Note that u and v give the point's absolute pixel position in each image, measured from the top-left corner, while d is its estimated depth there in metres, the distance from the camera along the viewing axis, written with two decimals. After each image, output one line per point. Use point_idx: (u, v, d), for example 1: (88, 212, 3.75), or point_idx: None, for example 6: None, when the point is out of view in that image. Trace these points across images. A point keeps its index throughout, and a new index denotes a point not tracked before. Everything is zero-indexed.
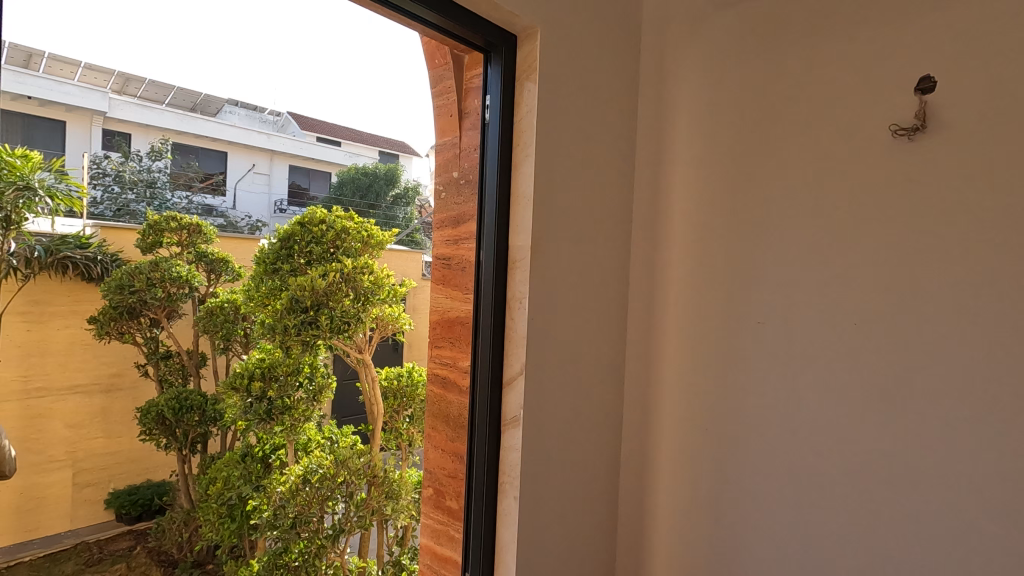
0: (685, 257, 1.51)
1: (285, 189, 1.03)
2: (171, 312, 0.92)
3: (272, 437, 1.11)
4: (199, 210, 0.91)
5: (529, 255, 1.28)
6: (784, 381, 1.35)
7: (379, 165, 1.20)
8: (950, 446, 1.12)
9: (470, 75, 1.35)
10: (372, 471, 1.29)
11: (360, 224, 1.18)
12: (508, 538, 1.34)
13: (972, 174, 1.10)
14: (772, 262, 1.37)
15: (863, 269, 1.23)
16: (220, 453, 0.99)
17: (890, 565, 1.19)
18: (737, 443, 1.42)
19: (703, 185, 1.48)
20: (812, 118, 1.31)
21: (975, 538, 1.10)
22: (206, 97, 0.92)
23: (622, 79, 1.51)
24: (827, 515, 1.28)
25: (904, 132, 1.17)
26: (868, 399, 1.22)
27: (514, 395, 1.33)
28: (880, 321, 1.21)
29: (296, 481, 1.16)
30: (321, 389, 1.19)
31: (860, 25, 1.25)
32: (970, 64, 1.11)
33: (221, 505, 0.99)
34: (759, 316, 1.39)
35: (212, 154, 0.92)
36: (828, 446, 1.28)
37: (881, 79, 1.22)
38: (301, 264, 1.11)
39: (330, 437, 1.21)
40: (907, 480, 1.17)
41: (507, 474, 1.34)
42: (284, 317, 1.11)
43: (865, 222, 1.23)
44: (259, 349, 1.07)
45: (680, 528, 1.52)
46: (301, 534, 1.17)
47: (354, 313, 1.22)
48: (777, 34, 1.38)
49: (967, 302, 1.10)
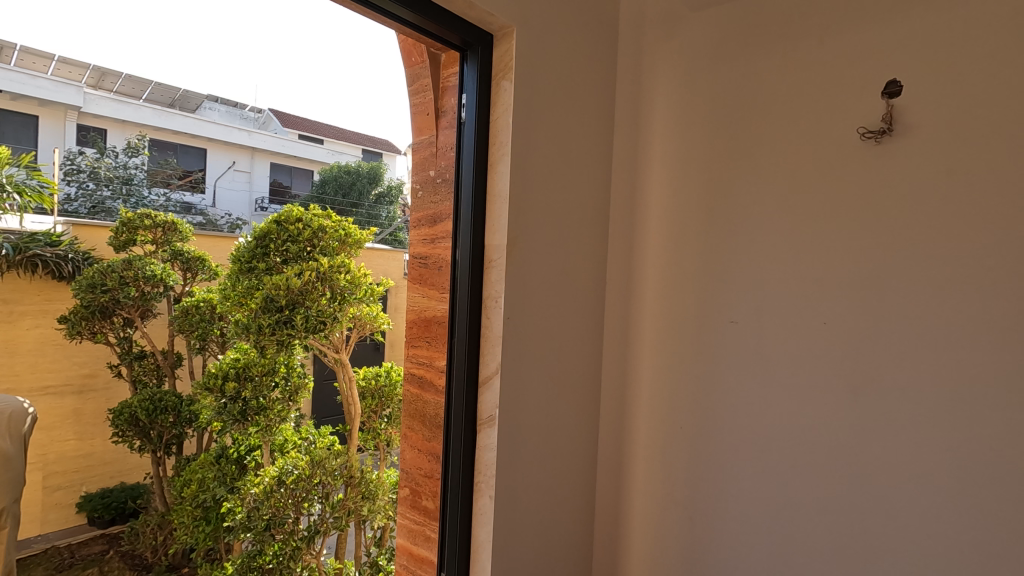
0: (660, 258, 1.55)
1: (267, 187, 1.01)
2: (145, 312, 0.92)
3: (247, 438, 1.18)
4: (177, 207, 0.90)
5: (505, 255, 1.26)
6: (756, 378, 1.39)
7: (362, 164, 1.20)
8: (915, 437, 1.17)
9: (447, 74, 1.32)
10: (349, 471, 1.35)
11: (337, 223, 1.22)
12: (482, 540, 1.29)
13: (935, 178, 1.16)
14: (744, 262, 1.41)
15: (833, 269, 1.28)
16: (195, 454, 1.00)
17: (858, 554, 1.24)
18: (709, 440, 1.46)
19: (676, 187, 1.52)
20: (784, 122, 1.36)
21: (938, 526, 1.15)
22: (185, 93, 0.90)
23: (599, 81, 1.54)
24: (796, 508, 1.32)
25: (872, 135, 1.22)
26: (837, 394, 1.27)
27: (490, 394, 1.29)
28: (847, 318, 1.26)
29: (271, 482, 1.20)
30: (298, 389, 1.27)
31: (829, 31, 1.30)
32: (932, 72, 1.17)
33: (195, 508, 0.99)
34: (731, 315, 1.43)
35: (192, 151, 0.90)
36: (798, 441, 1.32)
37: (849, 85, 1.27)
38: (277, 263, 1.19)
39: (307, 437, 1.29)
40: (874, 471, 1.22)
41: (481, 474, 1.30)
42: (259, 317, 1.18)
43: (834, 223, 1.28)
44: (236, 349, 1.13)
45: (654, 525, 1.55)
46: (276, 536, 1.20)
47: (329, 313, 1.30)
48: (750, 39, 1.42)
49: (932, 298, 1.16)
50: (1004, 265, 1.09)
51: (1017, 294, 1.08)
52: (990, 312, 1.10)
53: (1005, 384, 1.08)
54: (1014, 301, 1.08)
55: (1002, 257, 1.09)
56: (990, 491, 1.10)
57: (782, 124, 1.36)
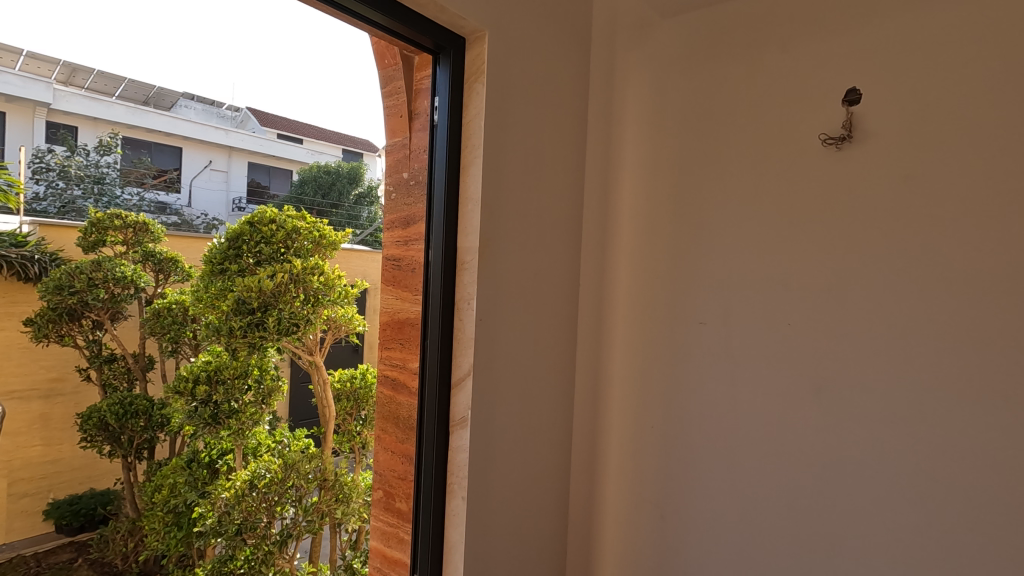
0: (632, 260, 1.59)
1: (244, 187, 1.01)
2: (115, 313, 0.87)
3: (219, 442, 1.11)
4: (151, 207, 0.88)
5: (478, 257, 1.28)
6: (725, 376, 1.43)
7: (341, 163, 1.19)
8: (873, 431, 1.23)
9: (420, 77, 1.33)
10: (323, 475, 1.30)
11: (312, 224, 1.17)
12: (454, 542, 1.30)
13: (892, 183, 1.21)
14: (712, 264, 1.45)
15: (797, 271, 1.33)
16: (167, 459, 0.96)
17: (820, 546, 1.29)
18: (680, 438, 1.50)
19: (648, 190, 1.56)
20: (750, 128, 1.41)
21: (893, 518, 1.21)
22: (160, 90, 0.89)
23: (573, 85, 1.57)
24: (762, 504, 1.37)
25: (833, 141, 1.28)
26: (801, 391, 1.32)
27: (463, 396, 1.30)
28: (810, 318, 1.31)
29: (242, 486, 1.15)
30: (270, 393, 1.20)
31: (793, 42, 1.36)
32: (888, 81, 1.23)
33: (167, 513, 0.96)
34: (701, 316, 1.47)
35: (166, 149, 0.89)
36: (764, 438, 1.37)
37: (811, 92, 1.33)
38: (249, 264, 1.14)
39: (281, 440, 1.23)
40: (835, 465, 1.27)
41: (454, 476, 1.31)
42: (231, 318, 1.12)
43: (798, 226, 1.33)
44: (207, 352, 1.07)
45: (627, 525, 1.59)
46: (247, 540, 1.14)
47: (303, 314, 1.25)
48: (718, 47, 1.46)
49: (889, 298, 1.21)
50: (955, 266, 1.14)
51: (968, 293, 1.13)
52: (943, 311, 1.16)
53: (958, 378, 1.14)
54: (964, 300, 1.14)
55: (953, 259, 1.15)
56: (942, 483, 1.16)
57: (748, 130, 1.41)
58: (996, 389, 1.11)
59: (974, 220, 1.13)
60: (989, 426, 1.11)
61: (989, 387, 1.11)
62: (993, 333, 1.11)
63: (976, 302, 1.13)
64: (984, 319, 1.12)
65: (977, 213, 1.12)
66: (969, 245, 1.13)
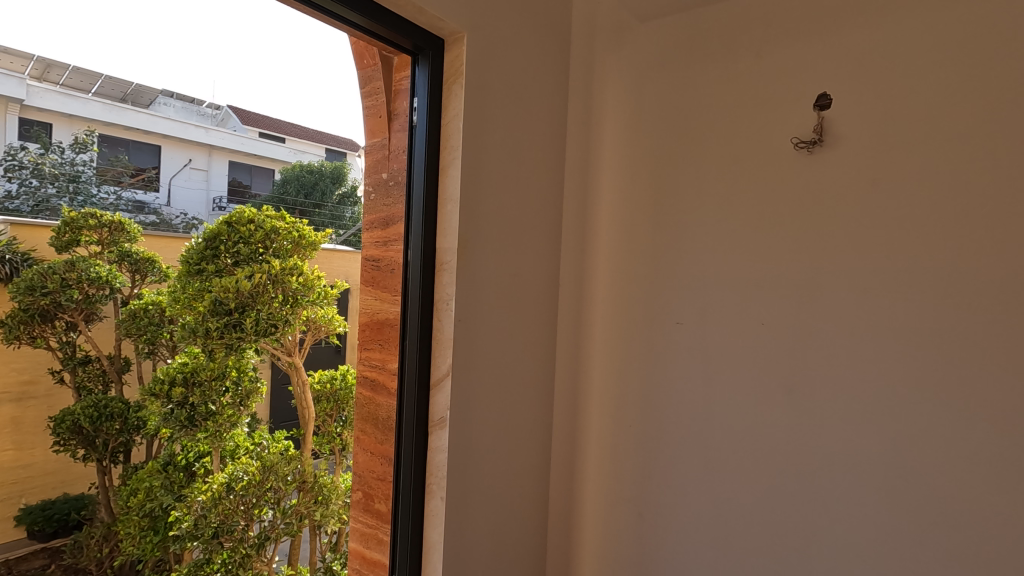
0: (611, 260, 1.61)
1: (225, 186, 0.99)
2: (90, 315, 0.85)
3: (196, 444, 0.99)
4: (129, 206, 0.86)
5: (455, 258, 1.29)
6: (702, 374, 1.46)
7: (325, 163, 1.17)
8: (843, 428, 1.27)
9: (398, 78, 1.33)
10: (302, 476, 1.18)
11: (291, 224, 1.10)
12: (434, 542, 1.31)
13: (862, 187, 1.25)
14: (688, 265, 1.48)
15: (770, 272, 1.36)
16: (144, 463, 0.91)
17: (793, 541, 1.33)
18: (657, 436, 1.52)
19: (626, 191, 1.58)
20: (725, 131, 1.44)
21: (862, 512, 1.24)
22: (138, 88, 0.88)
23: (552, 87, 1.58)
24: (738, 499, 1.40)
25: (804, 144, 1.31)
26: (774, 389, 1.36)
27: (441, 396, 1.31)
28: (782, 318, 1.35)
29: (219, 489, 1.03)
30: (248, 394, 1.08)
31: (766, 46, 1.39)
32: (857, 87, 1.27)
33: (143, 517, 0.91)
34: (678, 316, 1.50)
35: (144, 148, 0.87)
36: (739, 434, 1.40)
37: (784, 97, 1.36)
38: (228, 265, 1.02)
39: (261, 443, 1.10)
40: (808, 462, 1.31)
41: (433, 476, 1.32)
42: (207, 320, 1.00)
43: (771, 228, 1.36)
44: (184, 353, 0.98)
45: (606, 523, 1.61)
46: (225, 544, 1.04)
47: (281, 315, 1.13)
48: (694, 51, 1.49)
49: (858, 298, 1.25)
50: (920, 267, 1.19)
51: (932, 293, 1.17)
52: (909, 310, 1.20)
53: (922, 376, 1.18)
54: (929, 300, 1.18)
55: (918, 260, 1.19)
56: (908, 477, 1.20)
57: (723, 133, 1.44)
58: (958, 386, 1.15)
59: (937, 223, 1.17)
60: (952, 421, 1.15)
61: (952, 384, 1.16)
62: (955, 332, 1.15)
63: (940, 302, 1.17)
64: (947, 318, 1.16)
65: (940, 215, 1.17)
66: (933, 247, 1.17)
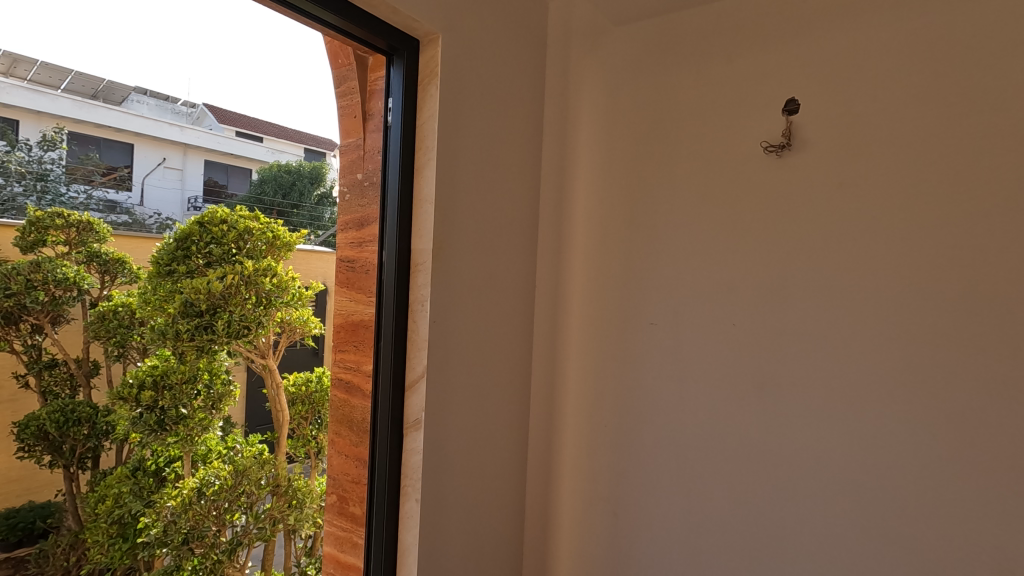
0: (587, 260, 1.63)
1: (200, 186, 0.97)
2: (56, 317, 0.81)
3: (166, 449, 0.96)
4: (100, 206, 0.84)
5: (431, 259, 1.29)
6: (675, 373, 1.49)
7: (303, 162, 1.16)
8: (811, 424, 1.31)
9: (374, 78, 1.32)
10: (277, 480, 1.14)
11: (266, 224, 1.08)
12: (408, 545, 1.31)
13: (829, 190, 1.29)
14: (662, 265, 1.51)
15: (742, 272, 1.40)
16: (113, 469, 0.88)
17: (763, 536, 1.36)
18: (632, 434, 1.55)
19: (601, 192, 1.61)
20: (697, 134, 1.47)
21: (829, 506, 1.28)
22: (109, 84, 0.86)
23: (529, 88, 1.59)
24: (710, 496, 1.43)
25: (774, 148, 1.35)
26: (745, 387, 1.39)
27: (417, 397, 1.31)
28: (753, 318, 1.38)
29: (190, 494, 1.00)
30: (221, 398, 1.04)
31: (737, 52, 1.42)
32: (823, 93, 1.31)
33: (112, 525, 0.88)
34: (652, 316, 1.52)
35: (116, 146, 0.86)
36: (710, 432, 1.43)
37: (754, 102, 1.40)
38: (199, 266, 0.99)
39: (234, 447, 1.07)
40: (776, 458, 1.35)
41: (408, 478, 1.32)
42: (178, 323, 0.97)
43: (742, 229, 1.40)
44: (155, 357, 0.94)
45: (582, 522, 1.62)
46: (194, 550, 1.01)
47: (254, 317, 1.09)
48: (667, 55, 1.52)
49: (825, 298, 1.29)
50: (883, 269, 1.23)
51: (895, 294, 1.22)
52: (873, 310, 1.24)
53: (887, 373, 1.23)
54: (890, 300, 1.22)
55: (881, 261, 1.23)
56: (872, 472, 1.24)
57: (696, 136, 1.47)
58: (918, 382, 1.19)
59: (899, 226, 1.22)
60: (914, 418, 1.20)
61: (913, 381, 1.20)
62: (917, 330, 1.20)
63: (902, 302, 1.21)
64: (908, 317, 1.21)
65: (902, 218, 1.21)
66: (896, 249, 1.22)
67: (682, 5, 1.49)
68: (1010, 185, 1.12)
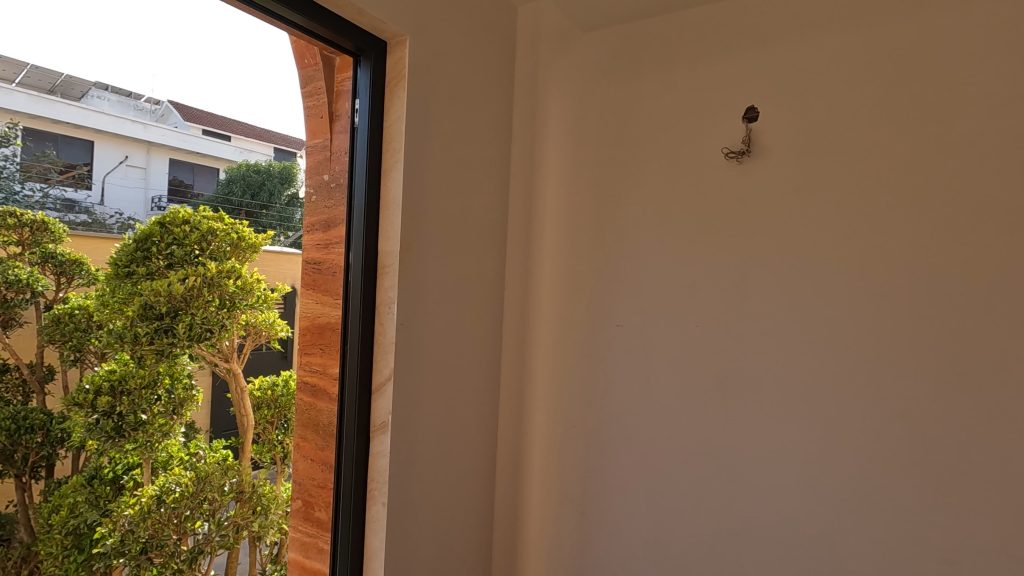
0: (555, 262, 1.65)
1: (165, 185, 0.95)
2: (8, 321, 0.77)
3: (124, 456, 0.92)
4: (58, 205, 0.81)
5: (398, 261, 1.27)
6: (642, 372, 1.51)
7: (272, 162, 1.14)
8: (772, 421, 1.35)
9: (340, 79, 1.30)
10: (240, 486, 1.12)
11: (230, 224, 1.06)
12: (375, 549, 1.29)
13: (788, 196, 1.34)
14: (630, 267, 1.53)
15: (706, 275, 1.43)
16: (68, 477, 0.84)
17: (726, 532, 1.39)
18: (598, 433, 1.57)
19: (569, 195, 1.63)
20: (661, 139, 1.50)
21: (789, 502, 1.32)
22: (68, 79, 0.84)
23: (499, 90, 1.59)
24: (674, 493, 1.46)
25: (734, 154, 1.39)
26: (709, 387, 1.42)
27: (383, 400, 1.29)
28: (716, 319, 1.42)
29: (149, 502, 0.96)
30: (183, 402, 1.00)
31: (699, 61, 1.46)
32: (782, 102, 1.36)
33: (66, 536, 0.84)
34: (618, 318, 1.55)
35: (75, 144, 0.83)
36: (676, 431, 1.46)
37: (716, 109, 1.43)
38: (160, 267, 0.95)
39: (196, 453, 1.03)
40: (740, 455, 1.38)
41: (375, 482, 1.29)
42: (136, 326, 0.93)
43: (705, 233, 1.43)
44: (113, 361, 0.90)
45: (551, 521, 1.64)
46: (154, 560, 0.97)
47: (217, 320, 1.05)
48: (633, 62, 1.55)
49: (784, 299, 1.34)
50: (839, 272, 1.28)
51: (848, 295, 1.27)
52: (830, 310, 1.29)
53: (842, 372, 1.27)
54: (844, 301, 1.28)
55: (837, 265, 1.28)
56: (829, 468, 1.28)
57: (661, 141, 1.50)
58: (871, 381, 1.25)
59: (853, 231, 1.27)
60: (867, 415, 1.25)
61: (867, 379, 1.25)
62: (869, 329, 1.25)
63: (856, 302, 1.26)
64: (862, 318, 1.26)
65: (856, 222, 1.27)
66: (849, 253, 1.27)
67: (647, 14, 1.52)
68: (953, 190, 1.18)
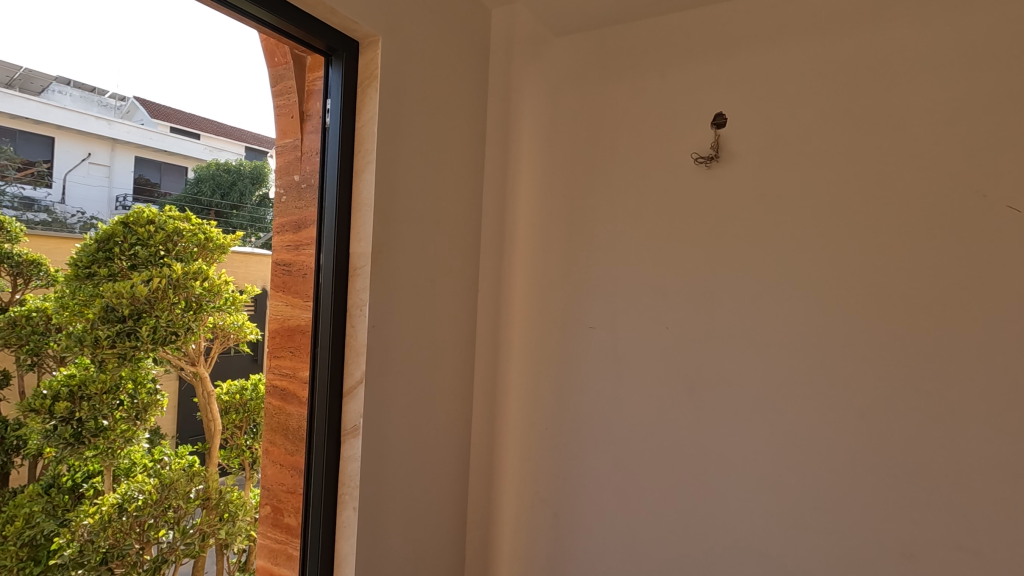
0: (527, 264, 1.65)
1: (130, 183, 0.92)
2: None
3: (83, 463, 0.88)
4: (17, 204, 0.79)
5: (370, 263, 1.26)
6: (614, 373, 1.52)
7: (243, 162, 1.12)
8: (741, 422, 1.37)
9: (311, 78, 1.28)
10: (206, 493, 1.09)
11: (197, 225, 1.02)
12: (345, 553, 1.27)
13: (756, 201, 1.37)
14: (602, 270, 1.54)
15: (677, 277, 1.45)
16: (24, 486, 0.81)
17: (695, 531, 1.41)
18: (570, 434, 1.58)
19: (542, 197, 1.64)
20: (634, 143, 1.52)
21: (756, 501, 1.35)
22: (28, 72, 0.80)
23: (472, 91, 1.59)
24: (645, 493, 1.47)
25: (704, 160, 1.41)
26: (679, 388, 1.44)
27: (354, 404, 1.28)
28: (686, 322, 1.44)
29: (110, 511, 0.92)
30: (147, 407, 0.97)
31: (670, 67, 1.48)
32: (750, 109, 1.38)
33: (21, 546, 0.82)
34: (591, 320, 1.56)
35: (34, 140, 0.80)
36: (647, 431, 1.47)
37: (687, 114, 1.45)
38: (123, 268, 0.92)
39: (160, 460, 1.00)
40: (710, 455, 1.40)
41: (345, 486, 1.28)
42: (97, 329, 0.89)
43: (676, 236, 1.45)
44: (71, 365, 0.86)
45: (523, 522, 1.64)
46: (114, 571, 0.93)
47: (183, 322, 1.02)
48: (605, 67, 1.57)
49: (752, 302, 1.37)
50: (805, 276, 1.31)
51: (814, 299, 1.30)
52: (796, 313, 1.32)
53: (807, 373, 1.30)
54: (809, 304, 1.31)
55: (802, 269, 1.31)
56: (795, 467, 1.31)
57: (632, 145, 1.52)
58: (835, 382, 1.28)
59: (819, 236, 1.30)
60: (832, 416, 1.28)
61: (831, 381, 1.28)
62: (834, 332, 1.28)
63: (821, 305, 1.29)
64: (827, 321, 1.29)
65: (821, 228, 1.30)
66: (814, 258, 1.30)
67: (619, 19, 1.53)
68: (912, 198, 1.22)
